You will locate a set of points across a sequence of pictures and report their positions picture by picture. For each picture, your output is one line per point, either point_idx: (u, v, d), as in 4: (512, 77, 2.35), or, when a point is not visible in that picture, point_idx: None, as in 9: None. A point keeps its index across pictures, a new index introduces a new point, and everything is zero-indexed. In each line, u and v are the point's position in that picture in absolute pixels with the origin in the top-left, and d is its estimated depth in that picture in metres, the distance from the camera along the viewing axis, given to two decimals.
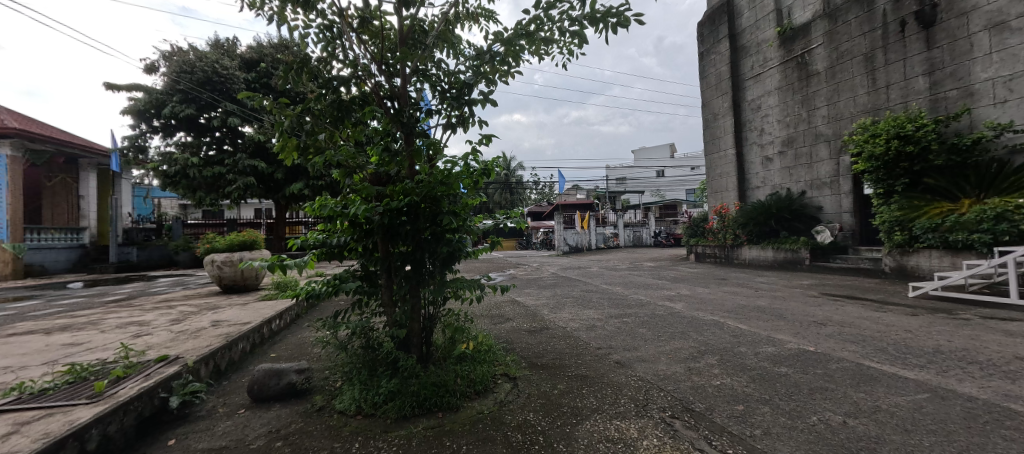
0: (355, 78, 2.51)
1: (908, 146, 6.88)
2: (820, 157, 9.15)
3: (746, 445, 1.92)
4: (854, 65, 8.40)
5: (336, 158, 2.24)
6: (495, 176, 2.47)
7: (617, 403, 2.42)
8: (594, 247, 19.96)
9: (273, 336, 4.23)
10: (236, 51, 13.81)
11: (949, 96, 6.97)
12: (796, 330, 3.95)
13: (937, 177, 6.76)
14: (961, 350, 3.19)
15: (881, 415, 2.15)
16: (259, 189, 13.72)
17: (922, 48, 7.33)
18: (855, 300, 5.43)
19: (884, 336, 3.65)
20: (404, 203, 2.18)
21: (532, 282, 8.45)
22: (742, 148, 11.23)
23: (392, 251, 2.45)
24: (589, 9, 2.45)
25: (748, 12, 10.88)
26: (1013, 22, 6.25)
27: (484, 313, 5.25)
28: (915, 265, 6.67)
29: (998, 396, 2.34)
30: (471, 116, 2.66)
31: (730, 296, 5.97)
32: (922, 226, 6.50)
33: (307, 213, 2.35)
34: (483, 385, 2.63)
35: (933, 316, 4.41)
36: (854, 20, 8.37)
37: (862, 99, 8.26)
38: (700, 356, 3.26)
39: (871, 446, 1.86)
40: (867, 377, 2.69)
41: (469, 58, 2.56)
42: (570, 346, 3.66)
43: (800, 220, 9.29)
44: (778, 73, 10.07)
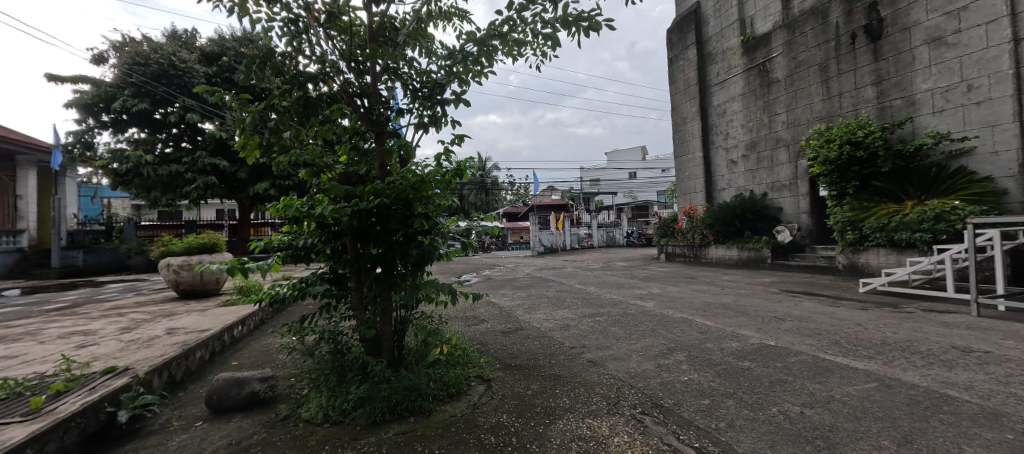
0: (322, 75, 2.44)
1: (859, 151, 7.34)
2: (781, 161, 9.61)
3: (712, 438, 1.98)
4: (810, 74, 8.88)
5: (301, 158, 2.16)
6: (467, 177, 2.48)
7: (590, 401, 2.46)
8: (569, 248, 20.18)
9: (235, 343, 4.05)
10: (195, 44, 13.16)
11: (894, 105, 7.47)
12: (759, 326, 4.13)
13: (884, 180, 7.23)
14: (904, 341, 3.43)
15: (834, 404, 2.28)
16: (221, 189, 13.08)
17: (870, 59, 7.81)
18: (812, 296, 5.73)
19: (838, 330, 3.87)
20: (374, 204, 2.13)
21: (507, 282, 8.45)
22: (709, 151, 11.65)
23: (362, 253, 2.39)
24: (561, 11, 2.48)
25: (714, 21, 11.29)
26: (949, 38, 6.73)
27: (459, 315, 5.21)
28: (866, 262, 7.10)
29: (937, 383, 2.52)
30: (443, 116, 2.63)
31: (698, 294, 6.17)
32: (871, 226, 6.95)
33: (272, 214, 2.26)
34: (457, 387, 2.61)
35: (880, 310, 4.73)
36: (810, 31, 8.83)
37: (818, 106, 8.74)
38: (669, 353, 3.35)
39: (825, 434, 1.96)
40: (822, 369, 2.84)
41: (442, 57, 2.54)
42: (544, 347, 3.68)
43: (763, 220, 9.73)
44: (741, 80, 10.51)
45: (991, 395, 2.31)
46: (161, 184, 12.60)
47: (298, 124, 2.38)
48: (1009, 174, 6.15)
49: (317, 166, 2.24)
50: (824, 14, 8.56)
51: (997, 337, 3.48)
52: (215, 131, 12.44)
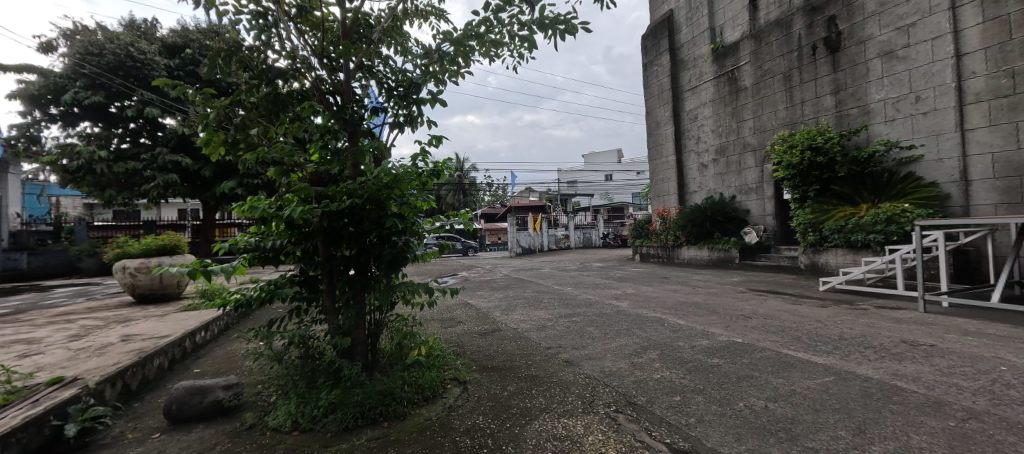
0: (293, 71, 2.37)
1: (820, 157, 7.74)
2: (748, 165, 9.99)
3: (682, 433, 2.04)
4: (775, 82, 9.29)
5: (270, 156, 2.08)
6: (445, 178, 2.46)
7: (565, 401, 2.48)
8: (546, 249, 20.31)
9: (197, 349, 3.86)
10: (155, 35, 12.51)
11: (851, 113, 7.91)
12: (727, 324, 4.27)
13: (842, 185, 7.64)
14: (859, 336, 3.63)
15: (795, 398, 2.39)
16: (183, 187, 12.47)
17: (829, 70, 8.24)
18: (776, 294, 5.99)
19: (800, 327, 4.05)
20: (347, 205, 2.08)
21: (484, 284, 8.42)
22: (681, 155, 12.00)
23: (334, 255, 2.33)
24: (538, 14, 2.51)
25: (686, 28, 11.63)
26: (900, 52, 7.16)
27: (436, 317, 5.16)
28: (825, 262, 7.49)
29: (888, 375, 2.68)
30: (419, 116, 2.60)
31: (671, 293, 6.34)
32: (831, 227, 7.34)
33: (238, 214, 2.18)
34: (432, 390, 2.58)
35: (838, 307, 4.99)
36: (775, 42, 9.22)
37: (782, 113, 9.15)
38: (643, 351, 3.43)
39: (787, 426, 2.05)
40: (785, 364, 2.97)
41: (417, 56, 2.51)
42: (521, 347, 3.69)
43: (732, 222, 10.09)
44: (711, 87, 10.88)
45: (935, 385, 2.48)
46: (117, 181, 11.90)
47: (267, 121, 2.30)
48: (951, 180, 6.60)
49: (286, 164, 2.16)
50: (788, 26, 8.96)
51: (941, 332, 3.74)
52: (177, 127, 11.85)
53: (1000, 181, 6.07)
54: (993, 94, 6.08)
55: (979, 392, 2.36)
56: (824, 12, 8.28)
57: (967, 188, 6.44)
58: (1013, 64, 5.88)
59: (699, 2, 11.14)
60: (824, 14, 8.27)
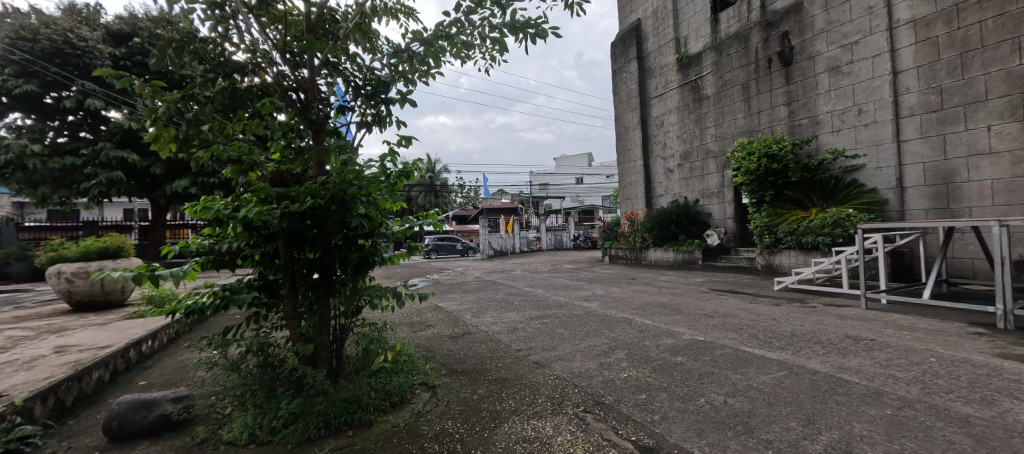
0: (252, 65, 2.26)
1: (775, 164, 8.19)
2: (710, 170, 10.44)
3: (647, 430, 2.10)
4: (734, 92, 9.76)
5: (226, 154, 1.97)
6: (414, 179, 2.42)
7: (535, 403, 2.49)
8: (518, 251, 20.37)
9: (143, 359, 3.61)
10: (99, 21, 11.63)
11: (802, 124, 8.42)
12: (690, 323, 4.43)
13: (794, 190, 8.13)
14: (809, 332, 3.86)
15: (752, 392, 2.51)
16: (129, 185, 11.61)
17: (783, 82, 8.75)
18: (736, 294, 6.28)
19: (757, 324, 4.27)
20: (309, 206, 2.00)
21: (455, 286, 8.34)
22: (648, 160, 12.38)
23: (297, 258, 2.25)
24: (509, 17, 2.52)
25: (652, 38, 12.01)
26: (845, 67, 7.70)
27: (405, 321, 5.05)
28: (779, 263, 7.92)
29: (835, 368, 2.87)
30: (388, 116, 2.56)
31: (638, 294, 6.51)
32: (784, 230, 7.80)
33: (190, 215, 2.06)
34: (400, 396, 2.52)
35: (791, 306, 5.29)
36: (734, 54, 9.70)
37: (741, 121, 9.63)
38: (611, 351, 3.50)
39: (744, 420, 2.15)
40: (743, 360, 3.12)
41: (386, 55, 2.47)
42: (491, 350, 3.68)
43: (695, 224, 10.51)
44: (676, 94, 11.29)
45: (875, 377, 2.67)
46: (53, 178, 10.97)
47: (223, 117, 2.18)
48: (889, 187, 7.14)
49: (244, 162, 2.06)
50: (746, 39, 9.44)
51: (880, 327, 4.03)
52: (122, 120, 11.03)
53: (931, 189, 6.62)
54: (924, 109, 6.64)
55: (912, 382, 2.57)
56: (779, 28, 8.80)
57: (902, 194, 6.99)
58: (940, 82, 6.45)
59: (665, 12, 11.54)
60: (779, 30, 8.78)
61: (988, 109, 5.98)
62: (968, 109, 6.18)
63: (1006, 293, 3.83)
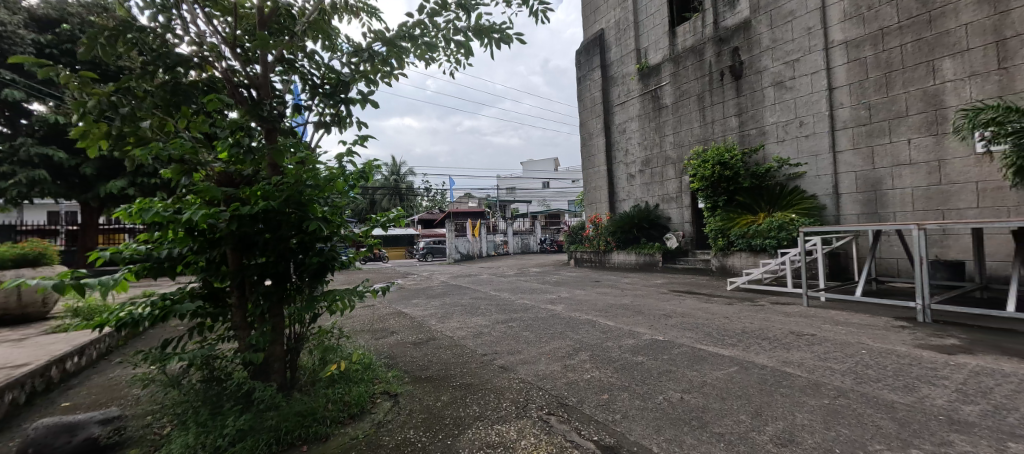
0: (198, 59, 2.13)
1: (727, 171, 8.64)
2: (669, 176, 10.88)
3: (608, 430, 2.14)
4: (690, 102, 10.25)
5: (166, 153, 1.81)
6: (372, 179, 2.38)
7: (499, 408, 2.48)
8: (485, 254, 20.25)
9: (67, 378, 3.27)
10: (22, 5, 10.53)
11: (751, 134, 8.97)
12: (651, 323, 4.58)
13: (744, 196, 8.58)
14: (758, 330, 4.10)
15: (706, 388, 2.63)
16: (55, 186, 10.54)
17: (734, 94, 9.29)
18: (693, 294, 6.56)
19: (711, 323, 4.48)
20: (261, 208, 1.89)
21: (420, 291, 8.19)
22: (611, 165, 12.74)
23: (247, 264, 2.13)
24: (474, 22, 2.54)
25: (615, 47, 12.38)
26: (788, 82, 8.28)
27: (366, 328, 4.88)
28: (732, 264, 8.37)
29: (779, 362, 3.06)
30: (348, 116, 2.49)
31: (602, 296, 6.65)
32: (736, 233, 8.25)
33: (123, 219, 1.88)
34: (360, 407, 2.44)
35: (742, 304, 5.60)
36: (691, 66, 10.18)
37: (696, 129, 10.12)
38: (575, 353, 3.55)
39: (698, 414, 2.25)
40: (698, 357, 3.27)
41: (346, 54, 2.40)
42: (455, 356, 3.63)
43: (655, 228, 11.07)
44: (638, 103, 11.71)
45: (815, 369, 2.87)
46: None
47: (164, 113, 2.02)
48: (826, 194, 7.74)
49: (188, 162, 1.92)
50: (701, 53, 9.95)
51: (820, 323, 4.35)
52: (47, 114, 10.00)
53: (862, 195, 7.24)
54: (855, 123, 7.27)
55: (847, 373, 2.78)
56: (730, 44, 9.33)
57: (838, 200, 7.59)
58: (869, 99, 7.08)
59: (627, 24, 11.95)
60: (730, 45, 9.32)
61: (908, 124, 6.62)
62: (892, 123, 6.81)
63: (924, 290, 4.23)
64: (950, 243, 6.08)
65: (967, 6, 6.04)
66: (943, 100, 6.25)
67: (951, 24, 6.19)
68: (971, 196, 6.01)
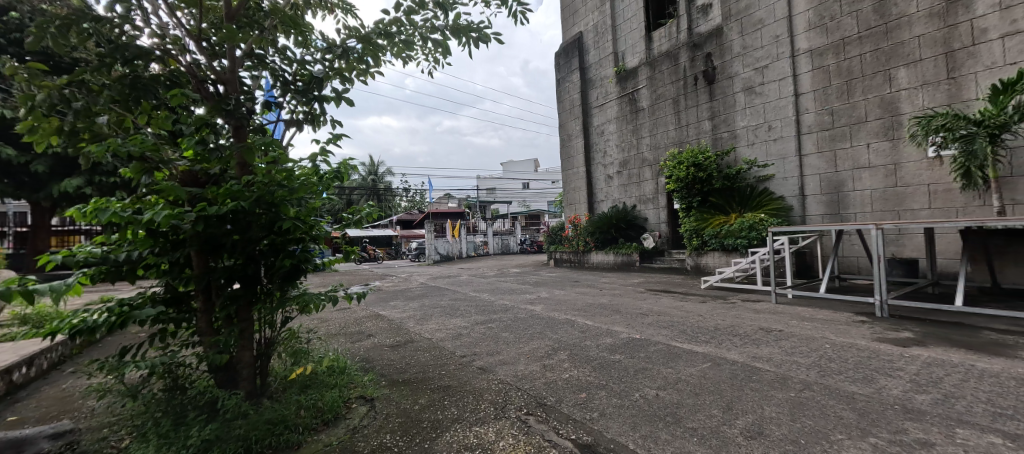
0: (159, 51, 2.03)
1: (701, 172, 8.87)
2: (646, 178, 11.11)
3: (586, 428, 2.17)
4: (666, 106, 10.49)
5: (124, 149, 1.71)
6: (347, 177, 2.34)
7: (478, 409, 2.47)
8: (465, 255, 20.10)
9: (13, 390, 3.06)
10: None
11: (723, 137, 9.26)
12: (628, 322, 4.66)
13: (717, 197, 8.81)
14: (729, 326, 4.23)
15: (681, 384, 2.69)
16: (3, 185, 9.86)
17: (707, 99, 9.56)
18: (669, 293, 6.71)
19: (686, 321, 4.60)
20: (229, 209, 1.80)
21: (398, 293, 8.06)
22: (590, 167, 12.90)
23: (214, 267, 2.05)
24: (451, 20, 2.53)
25: (593, 50, 12.54)
26: (757, 87, 8.58)
27: (342, 331, 4.77)
28: (706, 263, 8.60)
29: (750, 358, 3.17)
30: (321, 114, 2.43)
31: (581, 296, 6.72)
32: (709, 233, 8.48)
33: (77, 220, 1.77)
34: (334, 412, 2.39)
35: (715, 302, 5.77)
36: (666, 70, 10.42)
37: (672, 132, 10.37)
38: (553, 353, 3.57)
39: (673, 410, 2.30)
40: (673, 354, 3.34)
41: (319, 50, 2.34)
42: (434, 358, 3.59)
43: (633, 228, 11.24)
44: (615, 105, 11.90)
45: (782, 364, 2.98)
46: None
47: (121, 108, 1.92)
48: (793, 195, 8.06)
49: (149, 160, 1.82)
50: (676, 57, 10.20)
51: (788, 319, 4.52)
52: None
53: (826, 197, 7.57)
54: (819, 128, 7.61)
55: (811, 366, 2.90)
56: (703, 49, 9.60)
57: (804, 201, 7.91)
58: (832, 105, 7.42)
59: (605, 27, 12.12)
60: (703, 51, 9.58)
61: (868, 129, 6.96)
62: (853, 129, 7.16)
63: (882, 286, 4.46)
64: (905, 242, 6.44)
65: (919, 19, 6.41)
66: (898, 107, 6.61)
67: (905, 36, 6.55)
68: (924, 197, 6.38)
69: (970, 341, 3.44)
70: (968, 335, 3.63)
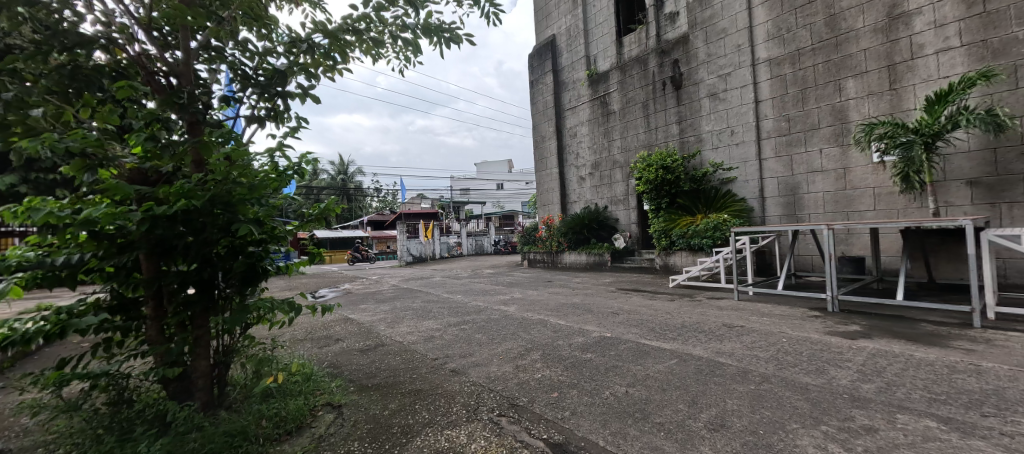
0: (105, 39, 1.89)
1: (669, 174, 9.14)
2: (617, 179, 11.35)
3: (558, 427, 2.18)
4: (636, 109, 10.77)
5: (63, 145, 1.58)
6: (311, 176, 2.27)
7: (450, 412, 2.44)
8: (437, 256, 19.86)
9: None
10: None
11: (689, 141, 9.59)
12: (599, 321, 4.73)
13: (684, 198, 9.11)
14: (695, 323, 4.39)
15: (649, 381, 2.76)
16: None
17: (674, 104, 9.88)
18: (639, 292, 6.88)
19: (655, 319, 4.73)
20: (181, 209, 1.70)
21: (369, 296, 7.87)
22: (563, 168, 13.05)
23: (165, 270, 1.93)
24: (421, 19, 2.50)
25: (566, 53, 12.70)
26: (720, 94, 8.95)
27: (309, 336, 4.61)
28: (674, 262, 8.86)
29: (714, 353, 3.29)
30: (285, 111, 2.34)
31: (554, 296, 6.78)
32: (677, 233, 8.76)
33: (6, 220, 1.61)
34: (298, 422, 2.30)
35: (682, 300, 5.96)
36: (636, 75, 10.69)
37: (641, 135, 10.66)
38: (526, 353, 3.58)
39: (642, 406, 2.35)
40: (642, 352, 3.43)
41: (282, 44, 2.26)
42: (405, 361, 3.53)
43: (604, 229, 11.45)
44: (588, 108, 12.11)
45: (743, 358, 3.12)
46: None
47: (60, 100, 1.77)
48: (754, 197, 8.43)
49: (92, 156, 1.69)
50: (645, 62, 10.47)
51: (749, 315, 4.73)
52: None
53: (783, 199, 7.97)
54: (777, 133, 8.01)
55: (770, 360, 3.05)
56: (671, 55, 9.90)
57: (763, 203, 8.31)
58: (788, 112, 7.84)
59: (577, 31, 12.31)
60: (671, 56, 9.89)
61: (820, 135, 7.39)
62: (807, 135, 7.58)
63: (832, 283, 4.73)
64: (853, 241, 6.87)
65: (865, 33, 6.85)
66: (847, 115, 7.05)
67: (853, 49, 6.99)
68: (869, 200, 6.83)
69: (910, 332, 3.71)
70: (907, 327, 3.92)
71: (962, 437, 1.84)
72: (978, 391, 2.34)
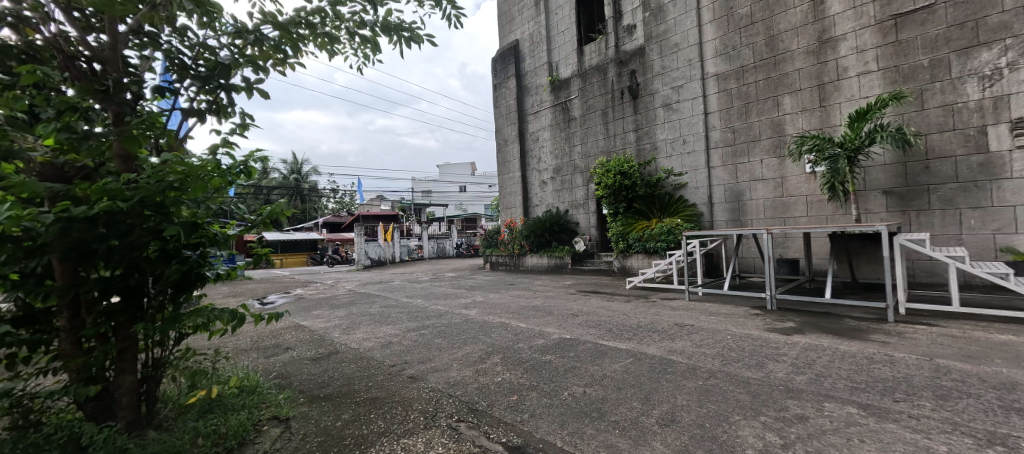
0: (12, 17, 1.69)
1: (626, 180, 9.47)
2: (577, 184, 11.61)
3: (517, 430, 2.18)
4: (595, 117, 11.09)
5: None
6: (258, 175, 2.15)
7: (407, 420, 2.38)
8: (397, 260, 19.36)
9: None
10: None
11: (645, 148, 10.00)
12: (559, 323, 4.80)
13: (640, 203, 9.46)
14: (649, 323, 4.56)
15: (606, 380, 2.83)
16: None
17: (631, 112, 10.27)
18: (598, 294, 7.06)
19: (612, 319, 4.86)
20: (104, 210, 1.55)
21: (324, 301, 7.53)
22: (525, 172, 13.17)
23: (83, 277, 1.75)
24: (380, 17, 2.44)
25: (529, 59, 12.86)
26: (674, 104, 9.40)
27: (256, 346, 4.34)
28: (631, 265, 9.18)
29: (666, 351, 3.44)
30: (229, 106, 2.19)
31: (515, 299, 6.80)
32: (634, 237, 9.07)
33: None
34: (239, 438, 2.16)
35: (639, 301, 6.19)
36: (596, 83, 11.01)
37: (601, 142, 10.98)
38: (487, 357, 3.57)
39: (598, 405, 2.41)
40: (600, 352, 3.52)
41: (227, 34, 2.12)
42: (361, 369, 3.41)
43: (565, 232, 11.65)
44: (549, 113, 12.32)
45: (693, 355, 3.28)
46: None
47: None
48: (703, 203, 8.92)
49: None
50: (604, 71, 10.81)
51: (699, 314, 4.99)
52: None
53: (729, 205, 8.50)
54: (724, 144, 8.54)
55: (716, 356, 3.23)
56: (628, 65, 10.27)
57: (712, 208, 8.80)
58: (734, 124, 8.37)
59: (540, 38, 12.50)
60: (628, 67, 10.26)
61: (761, 147, 7.96)
62: (750, 146, 8.13)
63: (771, 283, 5.09)
64: (789, 244, 7.44)
65: (799, 55, 7.46)
66: (784, 128, 7.64)
67: (789, 68, 7.59)
68: (803, 207, 7.42)
69: (837, 327, 4.06)
70: (835, 323, 4.29)
71: (878, 421, 2.03)
72: (891, 379, 2.60)
